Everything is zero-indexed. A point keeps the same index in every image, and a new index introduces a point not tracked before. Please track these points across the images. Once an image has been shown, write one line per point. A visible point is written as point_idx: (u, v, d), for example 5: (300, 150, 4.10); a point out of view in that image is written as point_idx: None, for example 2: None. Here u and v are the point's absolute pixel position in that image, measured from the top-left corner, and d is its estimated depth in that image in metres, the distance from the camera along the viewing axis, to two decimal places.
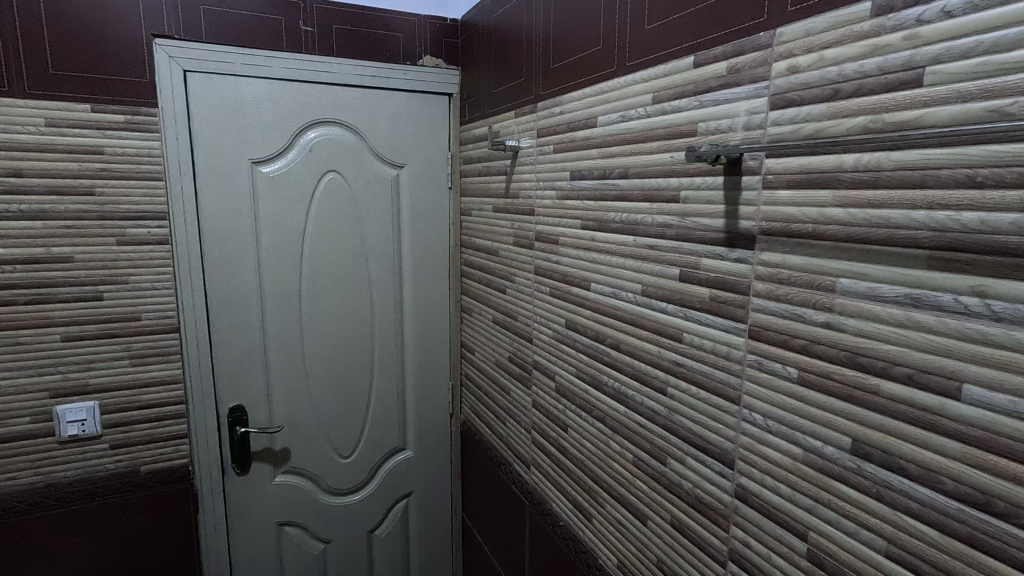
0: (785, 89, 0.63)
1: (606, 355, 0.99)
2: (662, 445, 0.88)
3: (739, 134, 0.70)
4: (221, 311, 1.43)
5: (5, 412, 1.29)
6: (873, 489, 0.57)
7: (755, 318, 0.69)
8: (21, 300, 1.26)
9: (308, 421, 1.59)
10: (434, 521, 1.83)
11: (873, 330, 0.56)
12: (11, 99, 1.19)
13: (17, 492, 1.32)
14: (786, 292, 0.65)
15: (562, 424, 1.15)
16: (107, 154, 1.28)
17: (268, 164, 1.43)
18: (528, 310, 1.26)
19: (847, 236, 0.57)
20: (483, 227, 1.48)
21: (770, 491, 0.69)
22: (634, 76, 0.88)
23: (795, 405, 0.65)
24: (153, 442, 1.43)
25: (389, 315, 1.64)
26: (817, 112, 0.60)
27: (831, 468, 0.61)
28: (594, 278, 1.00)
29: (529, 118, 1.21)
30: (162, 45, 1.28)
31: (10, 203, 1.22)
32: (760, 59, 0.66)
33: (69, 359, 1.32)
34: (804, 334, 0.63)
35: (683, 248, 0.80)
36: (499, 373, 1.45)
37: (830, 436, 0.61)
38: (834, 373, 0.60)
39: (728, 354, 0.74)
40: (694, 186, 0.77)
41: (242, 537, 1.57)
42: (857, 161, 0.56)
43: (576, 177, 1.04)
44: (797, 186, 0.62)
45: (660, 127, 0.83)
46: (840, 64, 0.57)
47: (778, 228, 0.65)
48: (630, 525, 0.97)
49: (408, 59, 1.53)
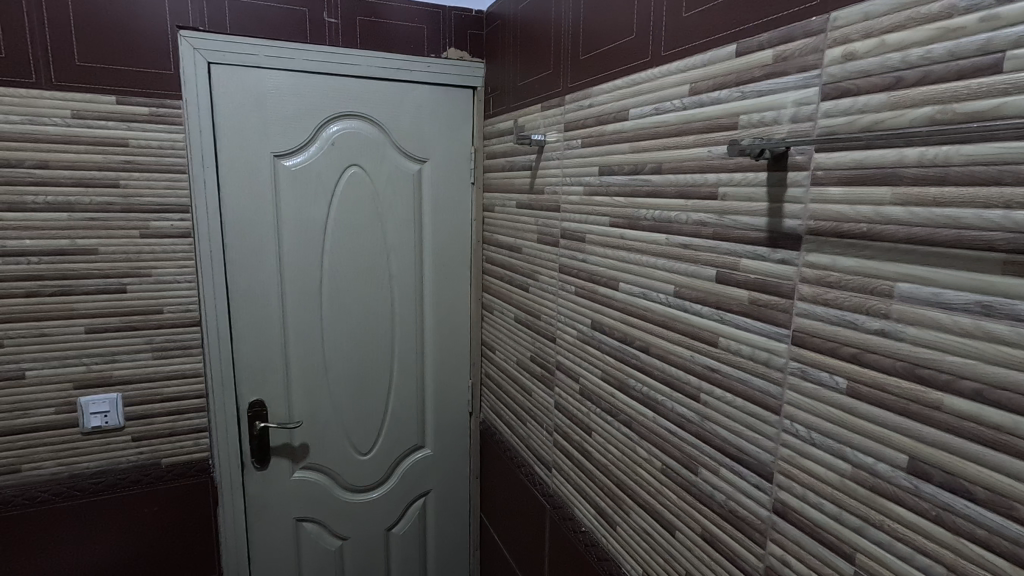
0: (839, 77, 0.59)
1: (635, 358, 0.95)
2: (693, 454, 0.84)
3: (786, 127, 0.65)
4: (243, 305, 1.42)
5: (31, 402, 1.30)
6: (931, 512, 0.53)
7: (801, 324, 0.65)
8: (47, 291, 1.27)
9: (327, 418, 1.58)
10: (452, 521, 1.81)
11: (936, 340, 0.51)
12: (38, 90, 1.20)
13: (41, 482, 1.33)
14: (835, 296, 0.60)
15: (585, 427, 1.12)
16: (132, 147, 1.28)
17: (290, 158, 1.42)
18: (551, 309, 1.23)
19: (907, 238, 0.53)
20: (507, 223, 1.45)
21: (812, 507, 0.65)
22: (670, 66, 0.84)
23: (843, 417, 0.60)
24: (174, 435, 1.43)
25: (409, 312, 1.62)
26: (876, 102, 0.55)
27: (884, 487, 0.57)
28: (623, 277, 0.97)
29: (555, 113, 1.17)
30: (186, 37, 1.28)
31: (37, 194, 1.22)
32: (812, 46, 0.62)
33: (93, 351, 1.33)
34: (855, 343, 0.59)
35: (721, 248, 0.76)
36: (520, 373, 1.42)
37: (883, 453, 0.57)
38: (890, 384, 0.55)
39: (768, 361, 0.69)
40: (733, 182, 0.73)
41: (260, 532, 1.57)
42: (922, 155, 0.51)
43: (605, 172, 1.00)
44: (850, 183, 0.58)
45: (697, 119, 0.79)
46: (904, 49, 0.53)
47: (827, 228, 0.60)
48: (657, 535, 0.93)
49: (432, 51, 1.50)
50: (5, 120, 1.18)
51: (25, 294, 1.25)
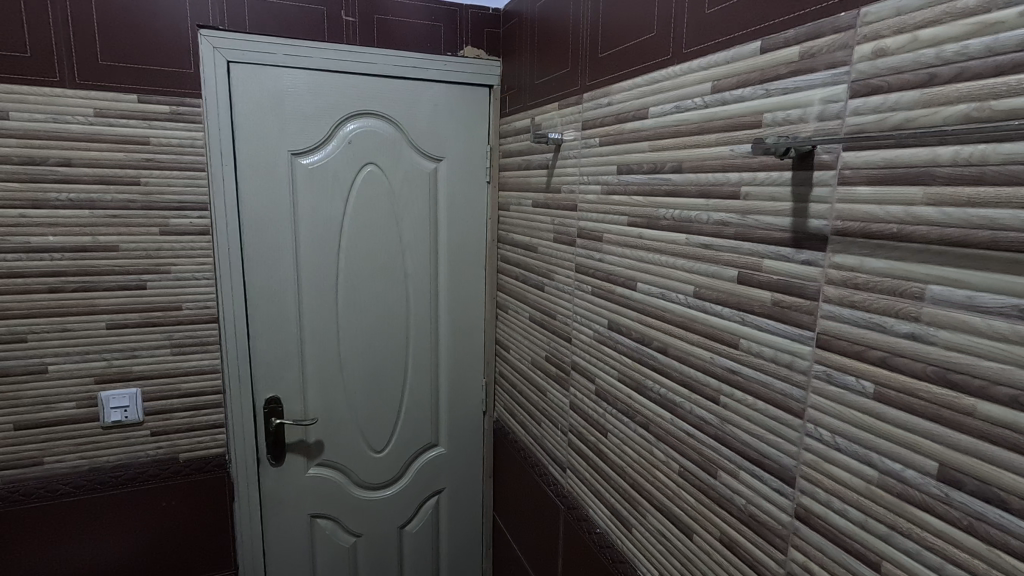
0: (868, 74, 0.57)
1: (652, 359, 0.94)
2: (711, 457, 0.82)
3: (812, 126, 0.64)
4: (259, 302, 1.44)
5: (53, 396, 1.32)
6: (963, 521, 0.52)
7: (826, 326, 0.63)
8: (69, 287, 1.28)
9: (342, 415, 1.59)
10: (464, 521, 1.81)
11: (969, 344, 0.50)
12: (62, 89, 1.21)
13: (62, 475, 1.35)
14: (862, 298, 0.59)
15: (601, 428, 1.11)
16: (153, 145, 1.29)
17: (308, 156, 1.43)
18: (566, 309, 1.22)
19: (940, 239, 0.52)
20: (523, 222, 1.44)
21: (837, 514, 0.64)
22: (692, 64, 0.83)
23: (870, 422, 0.59)
24: (191, 431, 1.44)
25: (424, 311, 1.62)
26: (908, 99, 0.54)
27: (912, 494, 0.55)
28: (641, 277, 0.96)
29: (573, 111, 1.16)
30: (206, 36, 1.29)
31: (60, 191, 1.24)
32: (840, 42, 0.60)
33: (113, 347, 1.34)
34: (884, 346, 0.57)
35: (743, 249, 0.74)
36: (534, 373, 1.42)
37: (911, 459, 0.55)
38: (920, 389, 0.54)
39: (791, 363, 0.68)
40: (756, 181, 0.72)
41: (275, 528, 1.58)
42: (957, 154, 0.50)
43: (624, 171, 0.99)
44: (879, 182, 0.57)
45: (719, 118, 0.78)
46: (938, 45, 0.51)
47: (855, 228, 0.59)
48: (673, 538, 0.92)
49: (449, 49, 1.50)
50: (29, 118, 1.20)
51: (48, 290, 1.27)
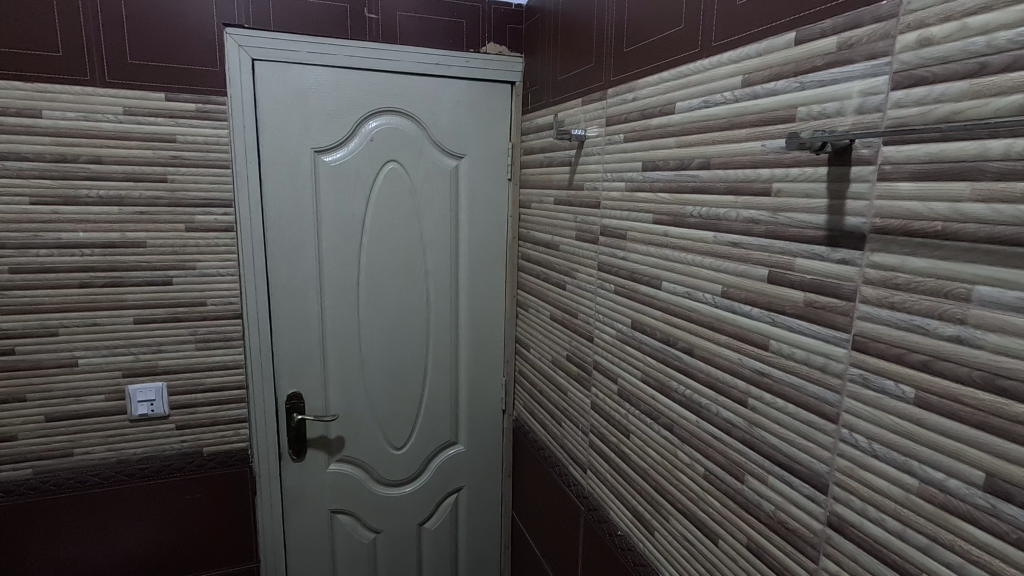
0: (912, 64, 0.55)
1: (677, 359, 0.92)
2: (738, 461, 0.80)
3: (850, 119, 0.61)
4: (282, 298, 1.45)
5: (83, 389, 1.34)
6: (1013, 535, 0.49)
7: (863, 328, 0.61)
8: (99, 282, 1.31)
9: (362, 412, 1.59)
10: (483, 519, 1.80)
11: (1020, 349, 0.47)
12: (92, 87, 1.23)
13: (91, 466, 1.38)
14: (903, 299, 0.56)
15: (623, 429, 1.09)
16: (180, 142, 1.31)
17: (330, 154, 1.44)
18: (589, 308, 1.20)
19: (989, 238, 0.49)
20: (544, 220, 1.42)
21: (873, 523, 0.61)
22: (720, 58, 0.81)
23: (910, 429, 0.56)
24: (215, 425, 1.46)
25: (444, 308, 1.62)
26: (956, 90, 0.51)
27: (956, 505, 0.53)
28: (666, 275, 0.94)
29: (597, 106, 1.14)
30: (232, 34, 1.30)
31: (91, 188, 1.27)
32: (881, 32, 0.58)
33: (140, 341, 1.37)
34: (926, 349, 0.55)
35: (775, 248, 0.72)
36: (555, 371, 1.40)
37: (955, 468, 0.53)
38: (965, 396, 0.51)
39: (825, 367, 0.66)
40: (789, 177, 0.69)
41: (297, 523, 1.60)
42: (1008, 148, 0.47)
43: (650, 168, 0.97)
44: (922, 178, 0.54)
45: (750, 112, 0.75)
46: (988, 33, 0.49)
47: (895, 226, 0.57)
48: (697, 542, 0.90)
49: (471, 45, 1.49)
50: (61, 116, 1.23)
51: (78, 285, 1.30)
